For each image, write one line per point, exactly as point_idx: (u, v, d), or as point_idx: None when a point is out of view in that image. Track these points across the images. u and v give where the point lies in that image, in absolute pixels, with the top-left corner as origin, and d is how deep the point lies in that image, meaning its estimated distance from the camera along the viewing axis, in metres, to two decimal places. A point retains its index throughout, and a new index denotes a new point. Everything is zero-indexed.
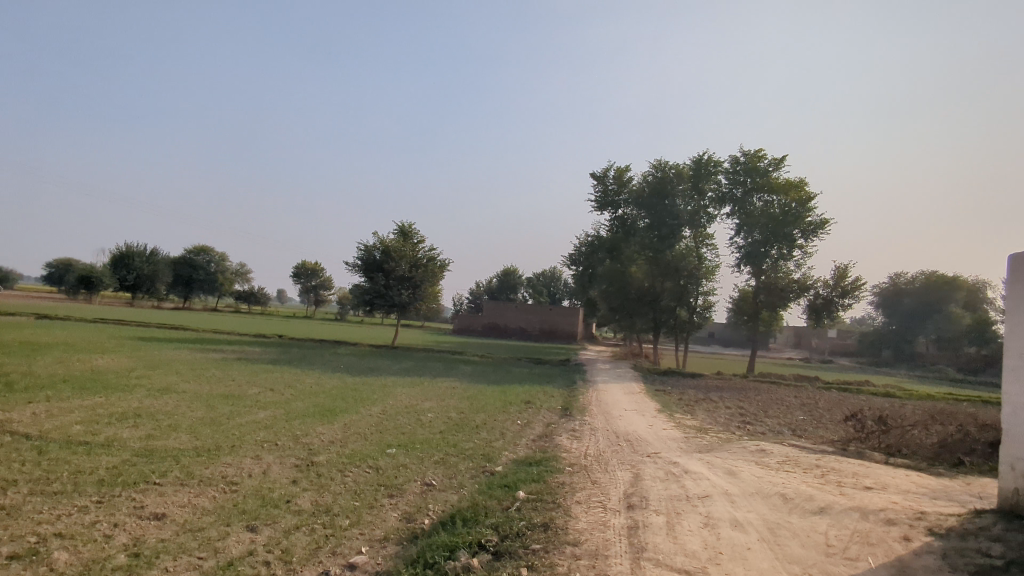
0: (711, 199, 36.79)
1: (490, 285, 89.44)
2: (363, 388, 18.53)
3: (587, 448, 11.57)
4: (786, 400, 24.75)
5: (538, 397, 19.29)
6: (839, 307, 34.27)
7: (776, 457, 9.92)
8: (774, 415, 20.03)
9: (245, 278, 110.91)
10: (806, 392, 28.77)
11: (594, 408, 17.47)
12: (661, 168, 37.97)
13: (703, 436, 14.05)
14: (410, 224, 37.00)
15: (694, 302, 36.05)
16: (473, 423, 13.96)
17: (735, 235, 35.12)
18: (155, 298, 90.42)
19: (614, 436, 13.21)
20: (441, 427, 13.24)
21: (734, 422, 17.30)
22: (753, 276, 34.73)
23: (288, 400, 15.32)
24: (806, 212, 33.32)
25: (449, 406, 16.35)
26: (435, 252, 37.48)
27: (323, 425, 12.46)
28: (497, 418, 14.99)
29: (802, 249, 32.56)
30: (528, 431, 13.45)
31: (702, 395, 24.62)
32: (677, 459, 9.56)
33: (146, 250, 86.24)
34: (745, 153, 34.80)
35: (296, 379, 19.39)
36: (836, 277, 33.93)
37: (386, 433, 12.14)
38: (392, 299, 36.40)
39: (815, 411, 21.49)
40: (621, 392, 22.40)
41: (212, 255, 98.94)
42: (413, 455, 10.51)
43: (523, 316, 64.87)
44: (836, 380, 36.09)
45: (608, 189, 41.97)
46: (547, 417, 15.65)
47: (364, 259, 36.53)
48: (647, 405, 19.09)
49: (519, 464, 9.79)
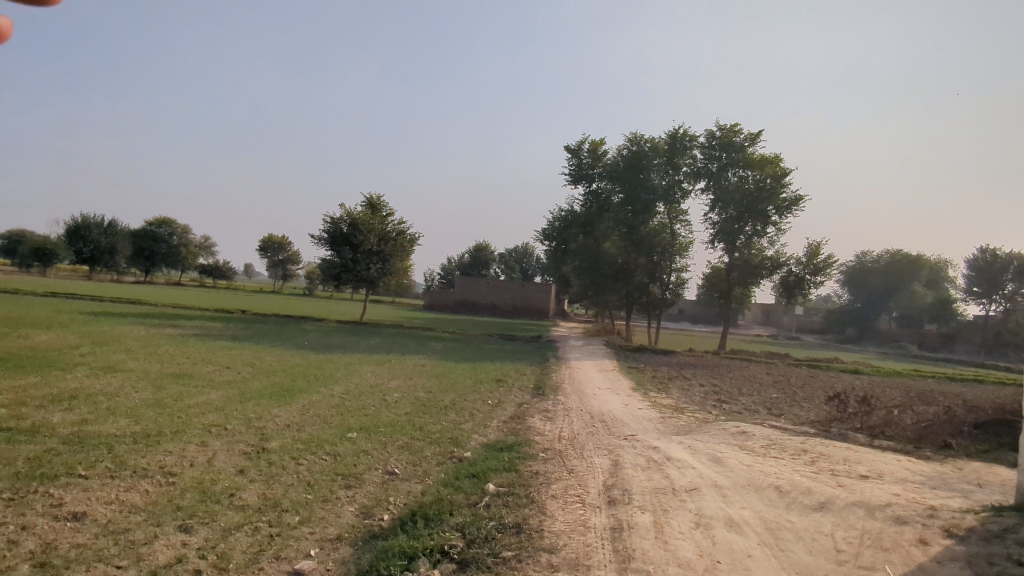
0: (687, 174, 36.28)
1: (462, 260, 88.42)
2: (326, 366, 17.68)
3: (561, 430, 11.00)
4: (758, 377, 24.67)
5: (510, 375, 18.68)
6: (811, 284, 34.33)
7: (759, 440, 9.46)
8: (748, 393, 19.79)
9: (209, 251, 107.82)
10: (776, 369, 28.81)
11: (568, 387, 16.94)
12: (636, 141, 37.07)
13: (680, 416, 13.61)
14: (379, 196, 35.79)
15: (668, 279, 35.77)
16: (441, 404, 13.29)
17: (709, 211, 34.80)
18: (114, 271, 87.28)
19: (588, 416, 12.66)
20: (407, 409, 12.53)
21: (709, 400, 16.96)
22: (727, 252, 34.51)
23: (245, 380, 14.42)
24: (781, 188, 33.02)
25: (416, 385, 15.63)
26: (404, 225, 36.43)
27: (279, 407, 11.63)
28: (467, 398, 14.34)
29: (776, 225, 32.35)
30: (499, 412, 12.83)
31: (675, 372, 24.35)
32: (657, 444, 9.03)
33: (103, 221, 82.86)
34: (721, 128, 34.26)
35: (255, 357, 18.42)
36: (809, 254, 33.90)
37: (348, 415, 11.39)
38: (359, 273, 35.37)
39: (788, 389, 21.33)
40: (594, 369, 21.93)
41: (174, 227, 95.63)
42: (375, 440, 9.79)
43: (494, 292, 64.15)
44: (805, 357, 36.37)
45: (582, 163, 41.17)
46: (519, 396, 15.05)
47: (330, 232, 35.26)
48: (621, 383, 18.65)
49: (490, 449, 9.16)
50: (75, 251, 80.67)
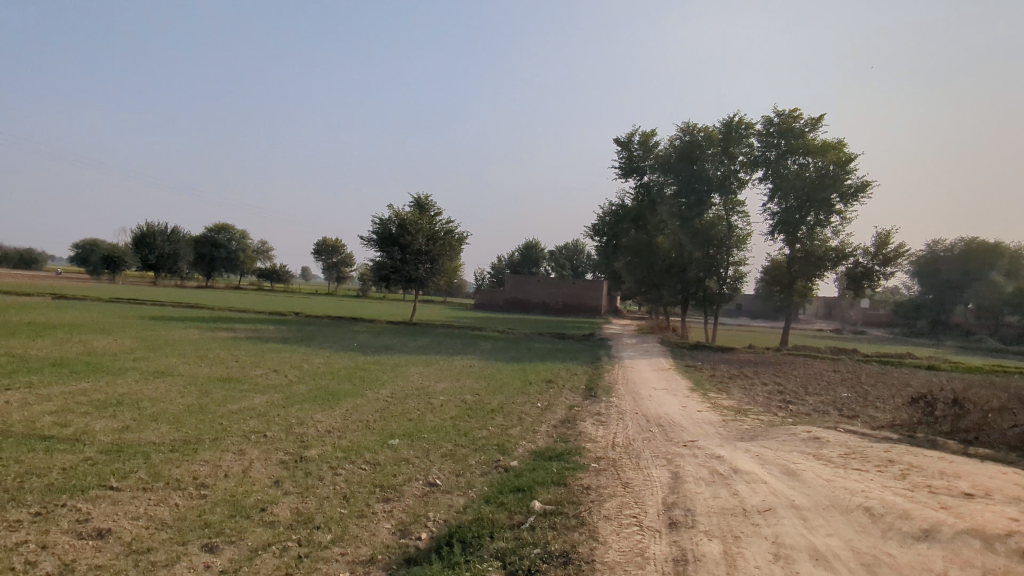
0: (743, 163, 34.77)
1: (512, 259, 88.14)
2: (373, 368, 17.45)
3: (614, 435, 10.30)
4: (825, 375, 23.25)
5: (560, 375, 18.02)
6: (880, 276, 32.32)
7: (836, 447, 8.54)
8: (815, 392, 18.55)
9: (267, 255, 111.07)
10: (844, 366, 27.18)
11: (621, 388, 16.17)
12: (689, 131, 35.77)
13: (744, 419, 12.69)
14: (427, 195, 35.66)
15: (724, 273, 34.43)
16: (489, 407, 12.78)
17: (768, 201, 33.24)
18: (179, 277, 90.81)
19: (644, 420, 11.91)
20: (453, 413, 12.06)
21: (774, 401, 15.90)
22: (788, 244, 32.85)
23: (291, 384, 14.28)
24: (845, 174, 31.20)
25: (464, 387, 15.18)
26: (452, 224, 36.22)
27: (322, 412, 11.35)
28: (515, 400, 13.78)
29: (840, 214, 30.56)
30: (549, 416, 12.22)
31: (735, 370, 23.18)
32: (721, 452, 8.25)
33: (167, 228, 86.27)
34: (779, 114, 32.63)
35: (304, 360, 18.36)
36: (877, 244, 31.90)
37: (391, 420, 11.01)
38: (409, 273, 35.36)
39: (859, 389, 19.91)
40: (649, 368, 21.03)
41: (233, 233, 98.74)
42: (418, 447, 9.36)
43: (545, 290, 63.46)
44: (874, 352, 34.33)
45: (633, 155, 40.05)
46: (570, 398, 14.40)
47: (379, 232, 35.36)
48: (678, 383, 17.73)
49: (539, 458, 8.57)
50: (142, 258, 84.27)
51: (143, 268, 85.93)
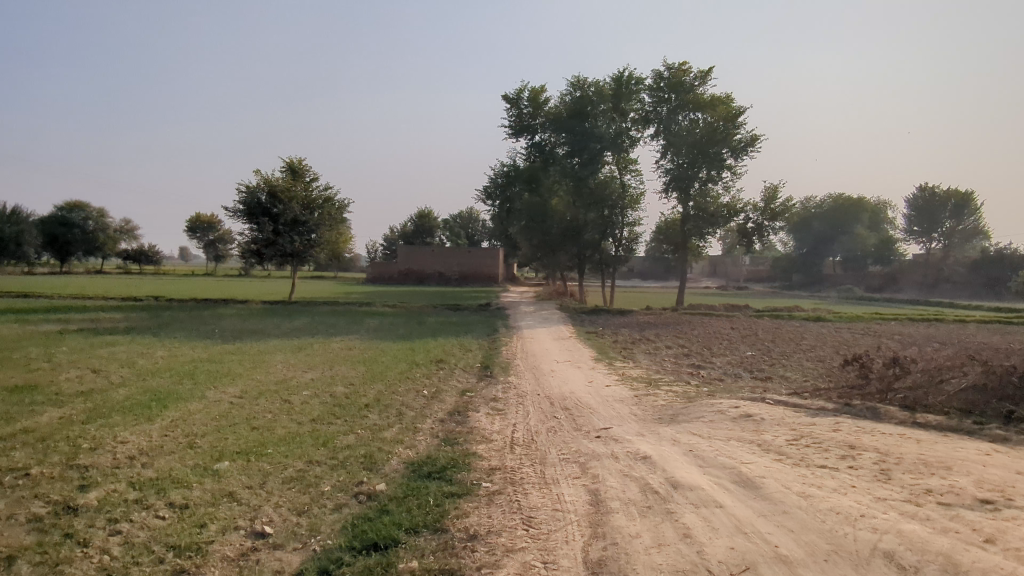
0: (635, 119, 33.80)
1: (405, 229, 84.64)
2: (226, 360, 14.51)
3: (513, 429, 8.41)
4: (725, 334, 22.81)
5: (452, 353, 15.95)
6: (770, 230, 32.70)
7: (777, 430, 7.05)
8: (721, 353, 17.69)
9: (131, 235, 100.36)
10: (740, 322, 27.20)
11: (520, 364, 14.34)
12: (579, 85, 34.12)
13: (658, 393, 11.23)
14: (300, 159, 31.94)
15: (620, 234, 33.83)
16: (362, 402, 10.45)
17: (660, 158, 32.55)
18: (23, 263, 79.85)
19: (547, 404, 10.08)
20: (315, 413, 9.65)
21: (684, 367, 14.71)
22: (681, 202, 32.44)
23: (109, 388, 11.21)
24: (734, 129, 30.99)
25: (336, 376, 12.72)
26: (331, 191, 32.80)
27: (132, 427, 8.57)
28: (397, 388, 11.58)
29: (731, 169, 30.32)
30: (435, 407, 10.14)
31: (636, 334, 22.14)
32: (646, 450, 6.50)
33: (3, 207, 75.08)
34: (668, 67, 31.75)
35: (140, 354, 15.11)
36: (766, 199, 32.13)
37: (227, 432, 8.44)
38: (283, 248, 31.79)
39: (762, 347, 19.42)
40: (549, 338, 19.45)
41: (88, 211, 87.88)
42: (254, 471, 6.97)
43: (440, 260, 61.05)
44: (764, 306, 35.00)
45: (523, 113, 38.10)
46: (462, 381, 12.36)
47: (246, 201, 31.30)
48: (580, 354, 16.17)
49: (414, 476, 6.44)
50: None
51: None
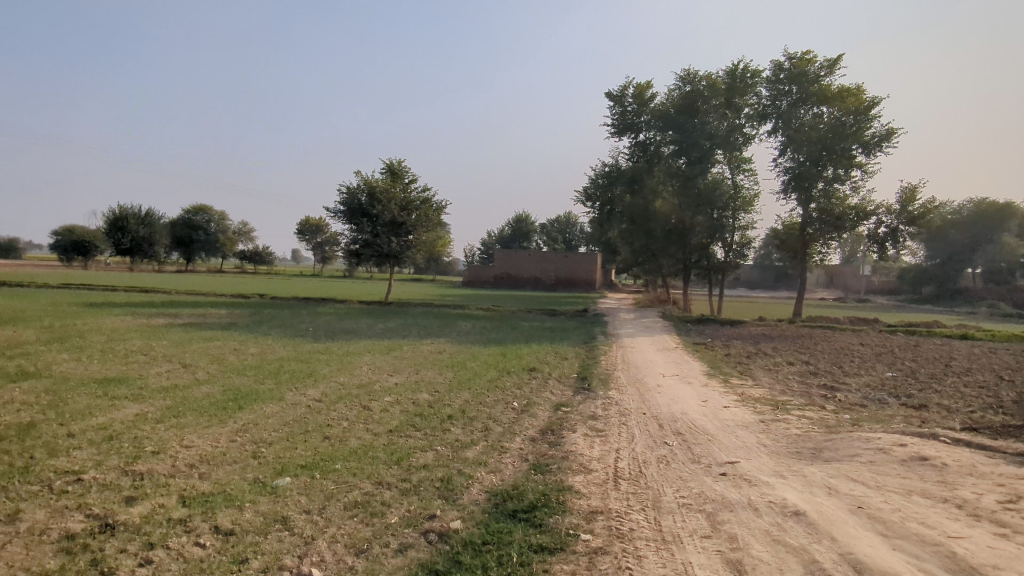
0: (749, 115, 31.07)
1: (502, 233, 84.64)
2: (313, 360, 14.07)
3: (617, 457, 7.08)
4: (856, 350, 20.15)
5: (546, 361, 14.76)
6: (906, 235, 29.11)
7: (972, 483, 5.30)
8: (854, 373, 15.35)
9: (249, 237, 107.23)
10: (870, 338, 24.18)
11: (622, 376, 12.92)
12: (689, 79, 32.04)
13: (789, 419, 9.47)
14: (399, 160, 31.98)
15: (730, 238, 31.40)
16: (446, 413, 9.44)
17: (779, 156, 29.82)
18: (155, 261, 87.07)
19: (656, 426, 8.62)
20: (394, 424, 8.73)
21: (813, 387, 12.68)
22: (802, 204, 29.55)
23: (193, 385, 10.92)
24: (866, 122, 27.81)
25: (421, 382, 11.86)
26: (428, 192, 32.65)
27: (202, 430, 7.99)
28: (485, 398, 10.52)
29: (861, 167, 27.17)
30: (526, 422, 8.94)
31: (751, 347, 19.99)
32: (794, 500, 4.98)
33: (140, 210, 82.18)
34: (790, 56, 29.00)
35: (232, 351, 15.03)
36: (903, 200, 28.63)
37: (297, 442, 7.65)
38: (381, 249, 31.95)
39: (904, 368, 16.81)
40: (652, 349, 17.79)
41: (211, 215, 94.59)
42: (316, 491, 6.06)
43: (537, 264, 60.18)
44: (898, 321, 31.20)
45: (627, 111, 36.43)
46: (556, 394, 11.10)
47: (346, 202, 31.72)
48: (689, 367, 14.46)
49: (495, 514, 5.26)
50: (115, 242, 80.59)
51: (117, 252, 82.24)
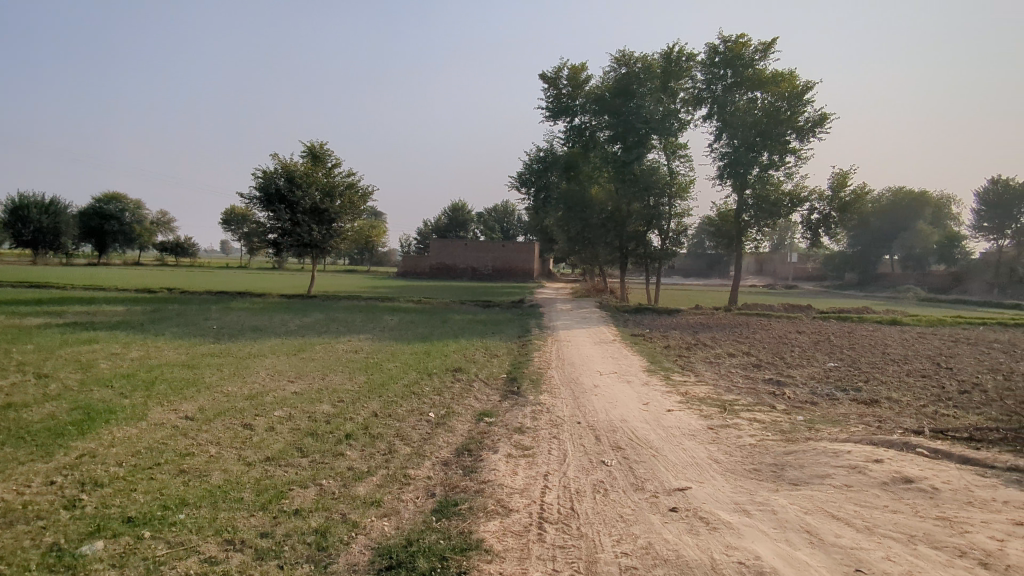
0: (685, 100, 30.51)
1: (439, 222, 82.54)
2: (203, 365, 12.15)
3: (543, 488, 5.74)
4: (794, 339, 19.68)
5: (474, 360, 13.37)
6: (839, 221, 29.21)
7: (982, 522, 4.22)
8: (797, 364, 14.64)
9: (168, 227, 100.96)
10: (804, 325, 24.05)
11: (557, 376, 11.69)
12: (625, 61, 31.05)
13: (739, 424, 8.40)
14: (321, 143, 29.73)
15: (667, 226, 30.88)
16: (345, 430, 7.87)
17: (715, 141, 29.41)
18: (62, 253, 80.63)
19: (591, 440, 7.36)
20: (276, 449, 7.09)
21: (758, 382, 11.78)
22: (737, 190, 29.26)
23: (34, 402, 8.90)
24: (799, 107, 27.62)
25: (325, 389, 10.20)
26: (354, 176, 30.53)
27: (13, 469, 6.15)
28: (395, 409, 9.01)
29: (795, 153, 26.94)
30: (440, 440, 7.51)
31: (689, 338, 19.17)
32: (769, 559, 3.78)
33: (43, 198, 75.79)
34: (725, 39, 28.45)
35: (107, 356, 12.91)
36: (834, 186, 28.70)
37: (138, 482, 5.94)
38: (301, 237, 29.68)
39: (844, 357, 16.29)
40: (589, 342, 16.67)
41: (125, 203, 88.29)
42: (134, 561, 4.43)
43: (474, 254, 58.61)
44: (829, 307, 31.43)
45: (561, 93, 35.30)
46: (481, 401, 9.72)
47: (262, 187, 29.20)
48: (627, 363, 13.38)
49: None
50: (14, 232, 73.90)
51: (17, 243, 75.48)
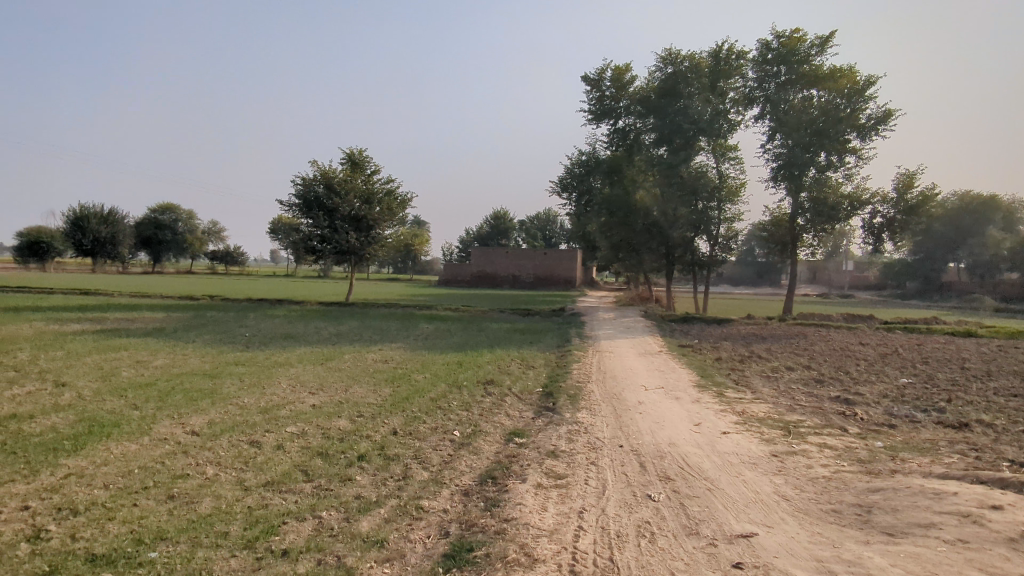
0: (734, 100, 29.12)
1: (481, 230, 82.23)
2: (225, 374, 11.62)
3: (576, 531, 4.80)
4: (858, 352, 18.12)
5: (508, 371, 12.48)
6: (905, 225, 27.25)
7: None
8: (865, 380, 13.24)
9: (219, 237, 103.78)
10: (868, 336, 22.33)
11: (597, 391, 10.70)
12: (671, 60, 29.83)
13: (809, 451, 7.24)
14: (360, 149, 29.46)
15: (715, 231, 29.50)
16: (359, 451, 7.10)
17: (768, 142, 27.92)
18: (120, 262, 83.56)
19: (635, 469, 6.37)
20: (278, 471, 6.35)
21: (825, 401, 10.52)
22: (791, 194, 27.70)
23: (42, 413, 8.44)
24: (860, 104, 25.96)
25: (345, 403, 9.48)
26: (393, 183, 30.17)
27: None
28: (417, 427, 8.18)
29: (856, 153, 25.24)
30: (462, 465, 6.64)
31: (742, 350, 17.84)
32: None
33: (103, 209, 78.78)
34: (778, 34, 27.02)
35: (131, 364, 12.55)
36: (900, 187, 26.83)
37: (118, 510, 5.27)
38: (339, 245, 29.46)
39: (918, 373, 14.73)
40: (632, 354, 15.56)
41: (178, 214, 91.08)
42: None
43: (515, 262, 57.86)
44: (893, 317, 29.36)
45: (604, 95, 34.30)
46: (512, 418, 8.81)
47: (301, 194, 29.10)
48: (675, 377, 12.27)
49: None
50: (75, 242, 76.99)
51: (78, 253, 78.57)
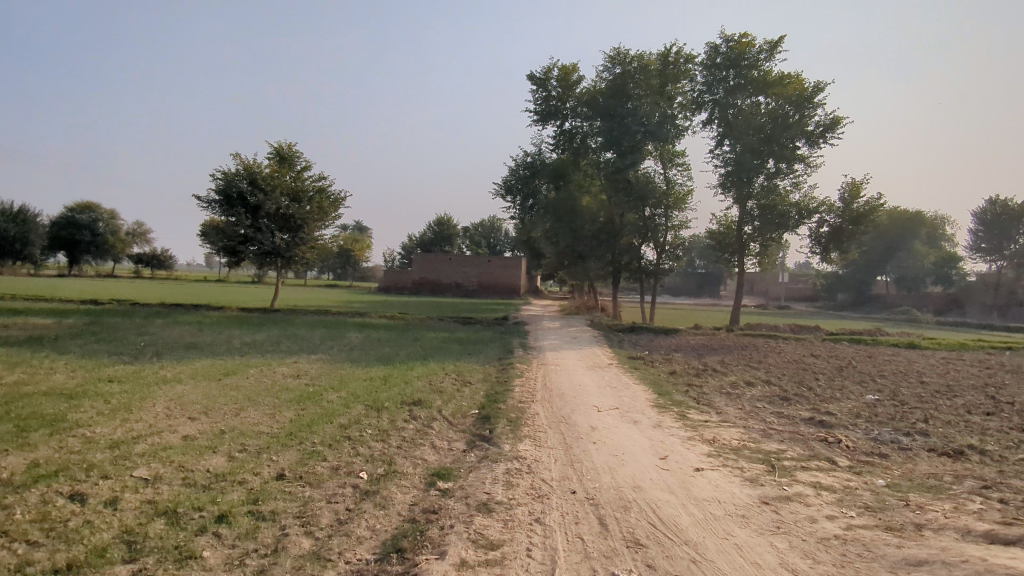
0: (682, 104, 28.35)
1: (423, 236, 79.98)
2: (87, 394, 9.39)
3: None
4: (813, 366, 17.22)
5: (439, 389, 10.73)
6: (850, 235, 27.02)
7: None
8: (831, 398, 12.15)
9: (143, 239, 97.44)
10: (819, 348, 21.67)
11: (543, 414, 9.04)
12: (619, 61, 28.78)
13: (805, 495, 5.82)
14: (288, 142, 27.13)
15: (661, 240, 28.67)
16: (223, 506, 5.21)
17: (717, 148, 27.24)
18: (30, 264, 76.85)
19: (596, 531, 4.76)
20: (92, 546, 4.40)
21: (800, 424, 9.25)
22: (738, 201, 27.07)
23: None
24: (808, 112, 25.59)
25: (229, 433, 7.51)
26: (324, 181, 27.99)
27: None
28: (312, 467, 6.33)
29: (805, 161, 24.82)
30: (362, 526, 4.88)
31: (695, 362, 16.66)
32: None
33: (11, 207, 72.23)
34: (727, 38, 26.41)
35: None
36: (847, 196, 26.58)
37: None
38: (263, 245, 27.07)
39: (881, 388, 13.82)
40: (581, 367, 14.07)
41: (98, 213, 84.86)
42: None
43: (457, 269, 56.02)
44: (837, 328, 29.15)
45: (550, 96, 33.06)
46: (438, 452, 7.07)
47: (221, 189, 26.44)
48: (630, 395, 10.82)
49: None
50: None
51: None
